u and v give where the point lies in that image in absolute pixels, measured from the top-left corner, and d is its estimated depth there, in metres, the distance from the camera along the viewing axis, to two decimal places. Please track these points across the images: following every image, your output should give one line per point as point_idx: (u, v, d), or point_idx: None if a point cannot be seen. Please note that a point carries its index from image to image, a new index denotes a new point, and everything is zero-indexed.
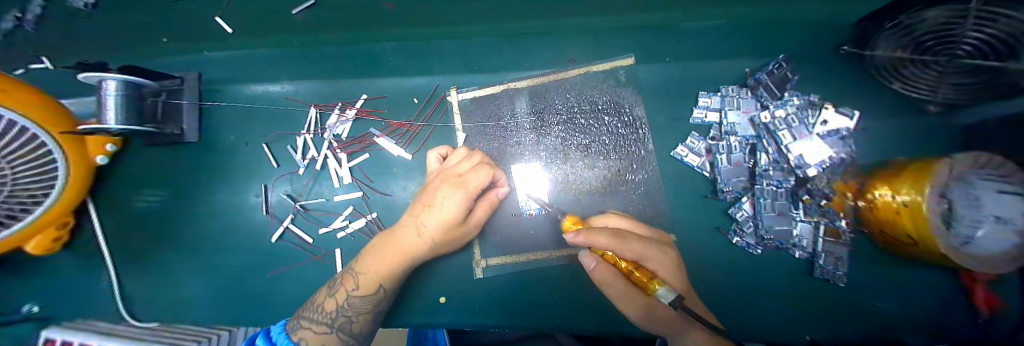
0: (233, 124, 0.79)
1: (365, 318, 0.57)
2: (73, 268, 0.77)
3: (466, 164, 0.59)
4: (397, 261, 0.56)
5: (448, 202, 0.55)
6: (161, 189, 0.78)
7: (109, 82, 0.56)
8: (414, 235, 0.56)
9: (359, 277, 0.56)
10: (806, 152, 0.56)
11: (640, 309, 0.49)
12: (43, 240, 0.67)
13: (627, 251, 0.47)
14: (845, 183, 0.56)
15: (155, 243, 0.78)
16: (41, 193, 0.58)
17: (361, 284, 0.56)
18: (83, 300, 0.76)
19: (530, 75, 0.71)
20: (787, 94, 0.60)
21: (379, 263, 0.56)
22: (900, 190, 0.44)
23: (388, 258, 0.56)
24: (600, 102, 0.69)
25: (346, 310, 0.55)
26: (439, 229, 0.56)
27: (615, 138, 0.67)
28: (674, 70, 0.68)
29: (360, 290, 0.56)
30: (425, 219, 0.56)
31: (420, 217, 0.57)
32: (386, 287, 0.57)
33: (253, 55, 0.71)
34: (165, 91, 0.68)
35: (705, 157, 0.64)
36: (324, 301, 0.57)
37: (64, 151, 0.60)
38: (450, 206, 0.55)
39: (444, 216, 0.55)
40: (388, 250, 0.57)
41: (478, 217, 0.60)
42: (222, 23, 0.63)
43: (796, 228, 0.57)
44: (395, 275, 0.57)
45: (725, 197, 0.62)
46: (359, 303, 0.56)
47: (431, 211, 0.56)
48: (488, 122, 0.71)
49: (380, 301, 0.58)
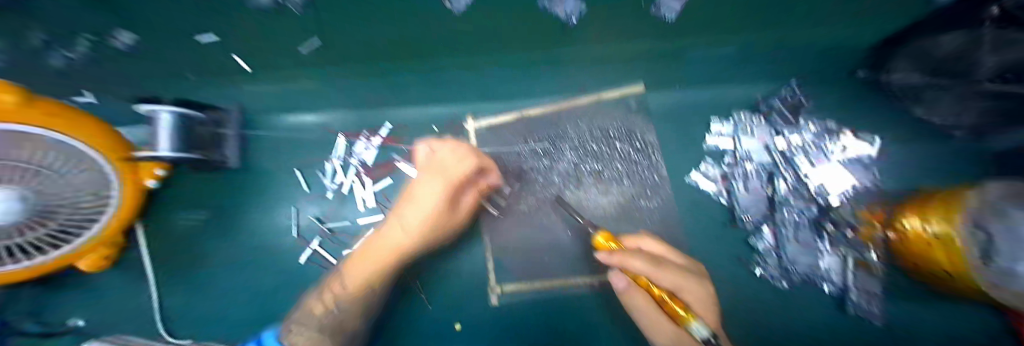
0: (267, 152, 0.85)
1: (353, 311, 0.65)
2: (111, 286, 0.81)
3: (449, 152, 0.67)
4: (384, 258, 0.64)
5: (430, 191, 0.63)
6: (202, 211, 0.84)
7: (163, 114, 0.64)
8: (398, 229, 0.64)
9: (347, 280, 0.65)
10: (827, 181, 0.57)
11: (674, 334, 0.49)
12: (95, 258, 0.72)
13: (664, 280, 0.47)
14: (870, 212, 0.55)
15: (195, 261, 0.83)
16: (93, 216, 0.59)
17: (350, 286, 0.64)
18: (121, 317, 0.80)
19: (544, 103, 0.74)
20: (803, 120, 0.61)
21: (370, 263, 0.63)
22: (931, 221, 0.43)
23: (379, 255, 0.64)
24: (612, 129, 0.70)
25: (337, 314, 0.64)
26: (422, 222, 0.63)
27: (628, 164, 0.68)
28: (685, 96, 0.69)
29: (349, 290, 0.64)
30: (407, 215, 0.64)
31: (404, 213, 0.64)
32: (375, 285, 0.64)
33: (286, 89, 0.78)
34: (212, 122, 0.75)
35: (721, 184, 0.62)
36: (314, 305, 0.66)
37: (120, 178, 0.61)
38: (431, 195, 0.63)
39: (423, 207, 0.63)
40: (376, 249, 0.64)
41: (467, 202, 0.66)
42: (240, 61, 0.66)
43: (823, 259, 0.55)
44: (387, 272, 0.65)
45: (745, 225, 0.59)
46: (346, 300, 0.64)
47: (413, 202, 0.64)
48: (502, 149, 0.74)
49: (371, 297, 0.65)
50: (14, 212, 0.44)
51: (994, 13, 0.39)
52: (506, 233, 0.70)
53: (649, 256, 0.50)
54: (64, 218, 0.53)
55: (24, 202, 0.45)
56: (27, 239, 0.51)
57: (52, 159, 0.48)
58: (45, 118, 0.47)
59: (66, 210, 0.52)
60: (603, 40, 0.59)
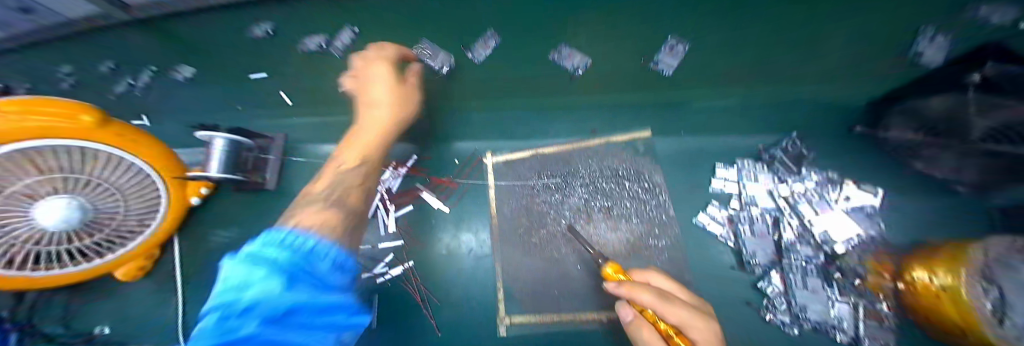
0: (298, 177, 0.90)
1: (355, 190, 0.59)
2: (131, 297, 0.84)
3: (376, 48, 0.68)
4: (370, 144, 0.64)
5: (377, 79, 0.65)
6: (232, 228, 0.89)
7: (217, 140, 0.70)
8: (372, 112, 0.64)
9: (344, 156, 0.62)
10: (831, 228, 0.58)
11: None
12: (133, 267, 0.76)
13: (677, 315, 0.41)
14: (879, 263, 0.56)
15: (217, 277, 0.86)
16: (138, 226, 0.63)
17: (347, 164, 0.61)
18: (134, 330, 0.81)
19: (558, 142, 0.80)
20: (805, 170, 0.64)
21: (360, 147, 0.63)
22: (936, 273, 0.47)
23: (365, 141, 0.64)
24: (621, 169, 0.75)
25: (341, 186, 0.57)
26: (391, 98, 0.64)
27: (637, 202, 0.71)
28: (690, 142, 0.73)
29: (347, 169, 0.60)
30: (372, 96, 0.65)
31: (368, 104, 0.66)
32: (367, 162, 0.63)
33: (332, 123, 0.89)
34: (258, 148, 0.85)
35: (728, 227, 0.64)
36: (312, 191, 0.56)
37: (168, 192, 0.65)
38: (378, 80, 0.64)
39: (381, 90, 0.64)
40: (362, 136, 0.64)
41: (414, 80, 0.69)
42: (284, 96, 0.85)
43: (833, 308, 0.53)
44: (377, 146, 0.65)
45: (752, 269, 0.60)
46: (348, 177, 0.59)
47: (374, 88, 0.64)
48: (517, 182, 0.80)
49: (368, 176, 0.62)
50: (74, 220, 0.51)
51: (978, 80, 0.49)
52: (518, 263, 0.73)
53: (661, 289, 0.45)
54: (110, 229, 0.58)
55: (86, 211, 0.52)
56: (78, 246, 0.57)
57: (113, 173, 0.54)
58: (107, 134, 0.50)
59: (114, 225, 0.58)
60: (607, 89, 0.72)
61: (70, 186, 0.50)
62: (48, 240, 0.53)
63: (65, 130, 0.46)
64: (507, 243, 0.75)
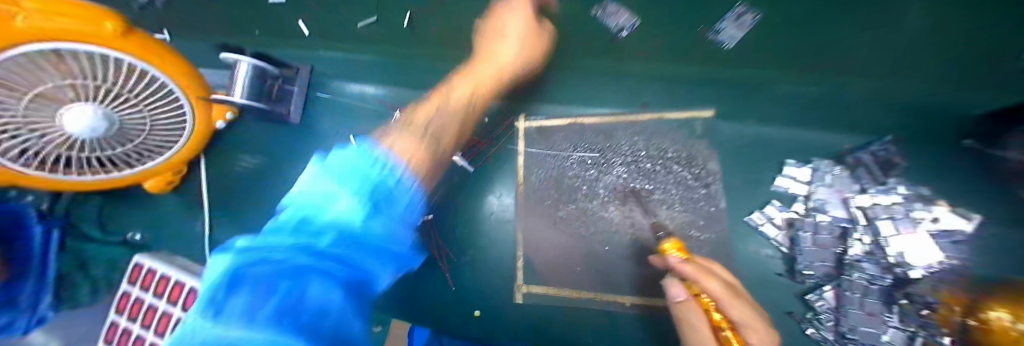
0: (326, 115, 0.88)
1: (450, 131, 0.59)
2: (163, 211, 0.86)
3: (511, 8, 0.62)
4: (482, 89, 0.64)
5: (514, 25, 0.63)
6: (258, 156, 0.88)
7: (243, 64, 0.66)
8: (496, 51, 0.65)
9: (451, 92, 0.62)
10: (909, 251, 0.52)
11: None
12: (160, 181, 0.76)
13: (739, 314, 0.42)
14: (953, 295, 0.50)
15: (241, 202, 0.86)
16: (166, 142, 0.62)
17: (451, 100, 0.61)
18: (166, 241, 0.85)
19: (602, 112, 0.72)
20: (892, 179, 0.56)
21: (463, 94, 0.62)
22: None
23: (470, 90, 0.63)
24: (671, 151, 0.68)
25: (439, 122, 0.58)
26: (520, 39, 0.63)
27: (683, 190, 0.66)
28: (756, 130, 0.65)
29: (446, 104, 0.60)
30: (505, 24, 0.64)
31: (489, 48, 0.65)
32: (473, 103, 0.63)
33: (362, 61, 0.81)
34: (282, 77, 0.79)
35: (785, 231, 0.59)
36: (412, 117, 0.58)
37: (195, 114, 0.62)
38: (516, 22, 0.62)
39: (518, 28, 0.63)
40: (469, 83, 0.64)
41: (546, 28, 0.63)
42: (303, 26, 0.74)
43: (887, 333, 0.50)
44: (490, 83, 0.65)
45: (802, 280, 0.56)
46: (449, 115, 0.60)
47: (512, 12, 0.62)
48: (550, 152, 0.73)
49: (467, 116, 0.63)
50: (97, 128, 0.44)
51: None
52: (544, 235, 0.69)
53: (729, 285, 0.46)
54: (138, 141, 0.56)
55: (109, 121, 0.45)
56: (112, 154, 0.56)
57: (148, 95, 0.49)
58: (131, 44, 0.42)
59: (144, 136, 0.55)
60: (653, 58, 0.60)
61: (90, 94, 0.41)
62: (84, 145, 0.51)
63: (94, 38, 0.38)
64: (533, 214, 0.71)
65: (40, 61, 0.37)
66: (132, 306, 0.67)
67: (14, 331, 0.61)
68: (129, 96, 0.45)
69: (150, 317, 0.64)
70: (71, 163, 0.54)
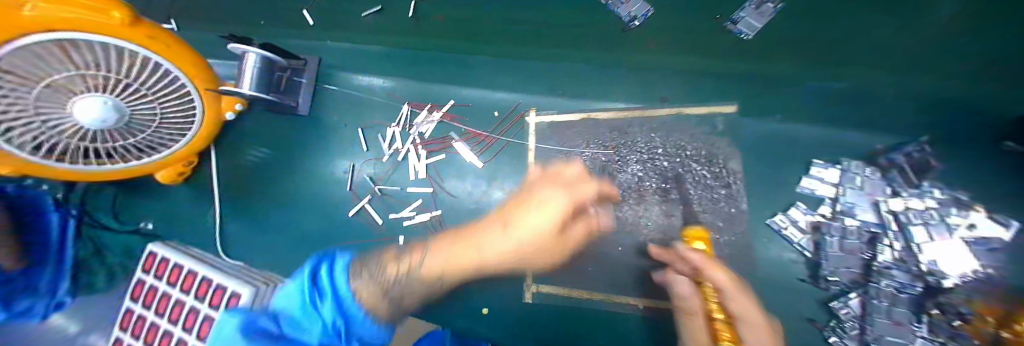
0: (334, 107, 0.85)
1: (415, 293, 0.47)
2: (175, 203, 0.87)
3: (572, 172, 0.61)
4: (459, 264, 0.50)
5: (554, 204, 0.52)
6: (266, 148, 0.87)
7: (249, 54, 0.64)
8: (487, 245, 0.52)
9: (427, 257, 0.50)
10: (942, 258, 0.49)
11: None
12: (171, 173, 0.76)
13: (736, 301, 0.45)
14: (987, 305, 0.47)
15: (250, 194, 0.86)
16: (176, 133, 0.62)
17: (428, 267, 0.48)
18: (178, 231, 0.86)
19: (616, 107, 0.70)
20: (927, 182, 0.53)
21: (458, 259, 0.50)
22: None
23: (470, 253, 0.51)
24: (689, 148, 0.65)
25: (404, 286, 0.44)
26: (517, 249, 0.52)
27: (701, 189, 0.63)
28: (780, 128, 0.62)
29: (424, 271, 0.48)
30: (520, 220, 0.52)
31: (519, 215, 0.54)
32: (446, 280, 0.50)
33: (371, 53, 0.80)
34: (290, 69, 0.77)
35: (810, 235, 0.56)
36: (388, 263, 0.46)
37: (205, 106, 0.61)
38: (559, 202, 0.52)
39: (541, 224, 0.51)
40: (473, 248, 0.52)
41: (574, 235, 0.59)
42: (306, 16, 0.72)
43: (915, 344, 0.49)
44: (450, 275, 0.51)
45: (827, 286, 0.55)
46: (418, 283, 0.47)
47: (532, 214, 0.52)
48: (561, 148, 0.72)
49: (436, 288, 0.51)
50: (108, 118, 0.44)
51: None
52: None
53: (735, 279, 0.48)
54: (148, 133, 0.55)
55: (119, 112, 0.45)
56: (123, 145, 0.56)
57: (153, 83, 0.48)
58: (138, 34, 0.42)
59: (155, 127, 0.55)
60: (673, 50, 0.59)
61: (105, 84, 0.42)
62: (94, 137, 0.51)
63: (103, 28, 0.38)
64: None
65: (49, 52, 0.37)
66: (148, 293, 0.69)
67: (34, 315, 0.68)
68: (140, 87, 0.46)
69: (163, 305, 0.66)
70: (84, 153, 0.54)
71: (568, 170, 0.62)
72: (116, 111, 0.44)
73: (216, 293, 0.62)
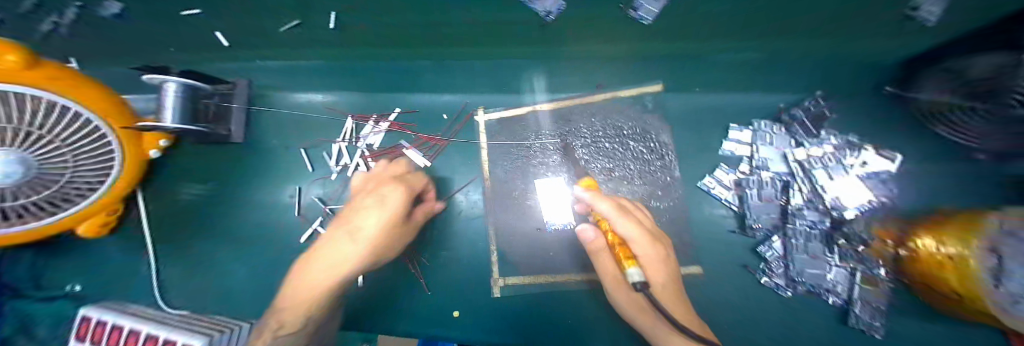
0: (274, 129, 0.82)
1: None
2: (104, 256, 0.79)
3: (394, 169, 0.60)
4: (306, 303, 0.46)
5: (382, 201, 0.49)
6: (204, 183, 0.81)
7: (169, 84, 0.59)
8: (334, 256, 0.45)
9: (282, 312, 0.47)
10: (843, 195, 0.56)
11: (613, 274, 0.54)
12: (94, 224, 0.68)
13: (619, 228, 0.47)
14: (885, 230, 0.54)
15: (191, 234, 0.80)
16: (96, 180, 0.56)
17: (283, 322, 0.45)
18: (111, 287, 0.77)
19: (555, 97, 0.72)
20: (823, 132, 0.60)
21: (303, 290, 0.46)
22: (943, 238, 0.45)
23: (321, 278, 0.46)
24: (626, 128, 0.69)
25: None
26: (369, 247, 0.46)
27: (641, 163, 0.67)
28: (705, 98, 0.67)
29: (283, 329, 0.45)
30: (356, 225, 0.47)
31: (353, 220, 0.48)
32: (313, 319, 0.47)
33: (306, 67, 0.75)
34: (216, 95, 0.72)
35: (734, 191, 0.62)
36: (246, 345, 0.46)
37: (122, 145, 0.57)
38: (391, 200, 0.49)
39: (386, 213, 0.48)
40: (321, 271, 0.46)
41: (416, 219, 0.60)
42: (219, 37, 0.67)
43: (830, 272, 0.54)
44: (315, 310, 0.47)
45: (754, 234, 0.59)
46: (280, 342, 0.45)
47: (366, 213, 0.48)
48: (511, 142, 0.73)
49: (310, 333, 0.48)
50: (12, 174, 0.42)
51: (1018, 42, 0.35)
52: (516, 224, 0.70)
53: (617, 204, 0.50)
54: (60, 184, 0.50)
55: (25, 165, 0.43)
56: (32, 201, 0.50)
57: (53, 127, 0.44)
58: (33, 74, 0.41)
59: (68, 176, 0.50)
60: (599, 40, 0.57)
61: (2, 137, 0.40)
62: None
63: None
64: (500, 206, 0.71)
65: None
66: None
67: None
68: (52, 137, 0.44)
69: None
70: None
71: (399, 165, 0.62)
72: (20, 165, 0.42)
73: None
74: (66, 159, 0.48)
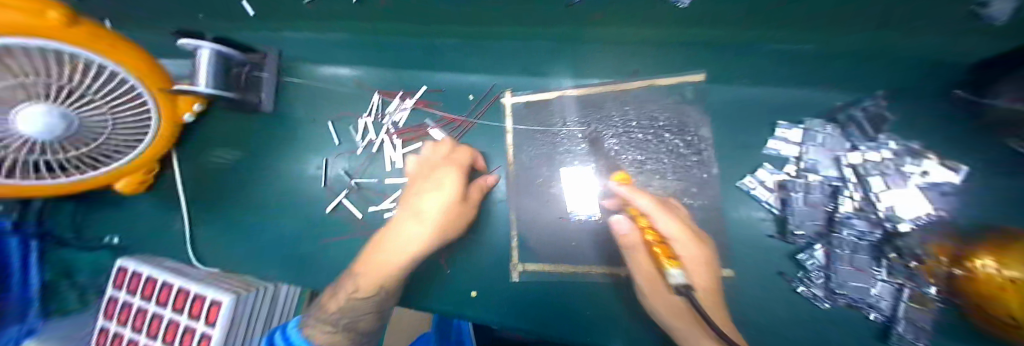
0: (301, 100, 0.82)
1: (370, 317, 0.59)
2: (140, 212, 0.82)
3: (443, 150, 0.65)
4: (380, 272, 0.58)
5: (442, 186, 0.60)
6: (233, 150, 0.83)
7: (202, 49, 0.60)
8: (406, 233, 0.59)
9: (360, 279, 0.59)
10: (899, 204, 0.51)
11: (648, 273, 0.53)
12: (131, 181, 0.71)
13: (658, 224, 0.50)
14: (942, 245, 0.50)
15: (222, 198, 0.82)
16: (133, 139, 0.58)
17: (362, 286, 0.58)
18: (150, 242, 0.82)
19: (586, 83, 0.69)
20: (881, 135, 0.55)
21: (381, 262, 0.59)
22: (1005, 261, 0.42)
23: (393, 253, 0.59)
24: (661, 119, 0.65)
25: (348, 313, 0.56)
26: (434, 226, 0.59)
27: (674, 157, 0.64)
28: (750, 94, 0.63)
29: (361, 292, 0.58)
30: (422, 207, 0.60)
31: (418, 204, 0.60)
32: (386, 287, 0.59)
33: (336, 39, 0.75)
34: (249, 64, 0.73)
35: (776, 193, 0.58)
36: (327, 303, 0.59)
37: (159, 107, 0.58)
38: (449, 184, 0.60)
39: (445, 196, 0.59)
40: (394, 245, 0.59)
41: (473, 195, 0.66)
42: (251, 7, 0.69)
43: (874, 287, 0.52)
44: (393, 280, 0.60)
45: (795, 241, 0.57)
46: (363, 301, 0.58)
47: (427, 197, 0.60)
48: (539, 128, 0.71)
49: (384, 299, 0.60)
50: (56, 127, 0.43)
51: None
52: (538, 212, 0.69)
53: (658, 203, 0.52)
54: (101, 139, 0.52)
55: (68, 120, 0.44)
56: (73, 155, 0.52)
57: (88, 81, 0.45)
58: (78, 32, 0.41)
59: (110, 131, 0.52)
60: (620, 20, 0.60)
61: (44, 92, 0.41)
62: (42, 148, 0.47)
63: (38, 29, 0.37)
64: (523, 193, 0.70)
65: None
66: (122, 311, 0.65)
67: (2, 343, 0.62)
68: (84, 93, 0.45)
69: (140, 321, 0.63)
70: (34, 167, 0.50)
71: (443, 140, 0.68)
72: (64, 119, 0.43)
73: (194, 304, 0.59)
74: (105, 114, 0.49)
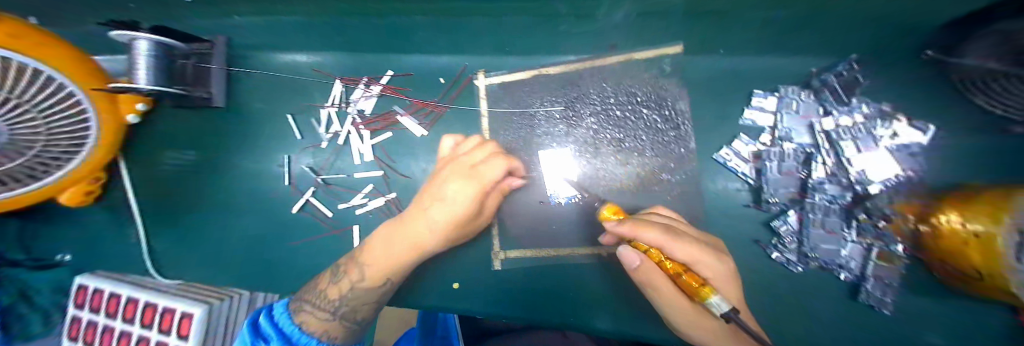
0: (261, 93, 0.77)
1: (367, 309, 0.57)
2: (93, 226, 0.77)
3: (479, 154, 0.56)
4: (392, 266, 0.55)
5: (460, 194, 0.52)
6: (188, 151, 0.77)
7: (140, 41, 0.52)
8: (417, 238, 0.54)
9: (365, 269, 0.56)
10: (870, 168, 0.52)
11: (693, 309, 0.44)
12: (76, 193, 0.64)
13: (675, 251, 0.41)
14: (909, 204, 0.51)
15: (182, 203, 0.77)
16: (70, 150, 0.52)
17: (367, 276, 0.55)
18: (109, 256, 0.77)
19: (563, 61, 0.66)
20: (854, 99, 0.55)
21: (392, 254, 0.55)
22: (966, 216, 0.41)
23: (404, 250, 0.55)
24: (640, 94, 0.64)
25: (348, 299, 0.55)
26: (439, 232, 0.54)
27: (653, 133, 0.63)
28: (723, 63, 0.62)
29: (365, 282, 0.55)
30: (432, 214, 0.54)
31: (432, 210, 0.53)
32: (391, 280, 0.57)
33: (266, 21, 0.63)
34: (195, 55, 0.65)
35: (752, 163, 0.59)
36: (327, 288, 0.56)
37: (96, 108, 0.52)
38: (461, 199, 0.52)
39: (455, 209, 0.53)
40: (402, 243, 0.55)
41: (489, 206, 0.60)
42: None
43: (844, 248, 0.54)
44: (395, 275, 0.56)
45: (768, 208, 0.59)
46: (366, 292, 0.55)
47: (444, 201, 0.53)
48: (515, 109, 0.69)
49: (385, 292, 0.58)
50: None
51: None
52: (517, 198, 0.66)
53: (666, 228, 0.44)
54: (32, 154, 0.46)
55: None
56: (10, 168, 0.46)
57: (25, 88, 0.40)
58: None
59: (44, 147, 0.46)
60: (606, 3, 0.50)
61: None
62: None
63: None
64: None
65: None
66: (88, 330, 0.61)
67: None
68: (28, 106, 0.41)
69: (108, 340, 0.59)
70: None
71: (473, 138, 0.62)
72: None
73: (163, 318, 0.55)
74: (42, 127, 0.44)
